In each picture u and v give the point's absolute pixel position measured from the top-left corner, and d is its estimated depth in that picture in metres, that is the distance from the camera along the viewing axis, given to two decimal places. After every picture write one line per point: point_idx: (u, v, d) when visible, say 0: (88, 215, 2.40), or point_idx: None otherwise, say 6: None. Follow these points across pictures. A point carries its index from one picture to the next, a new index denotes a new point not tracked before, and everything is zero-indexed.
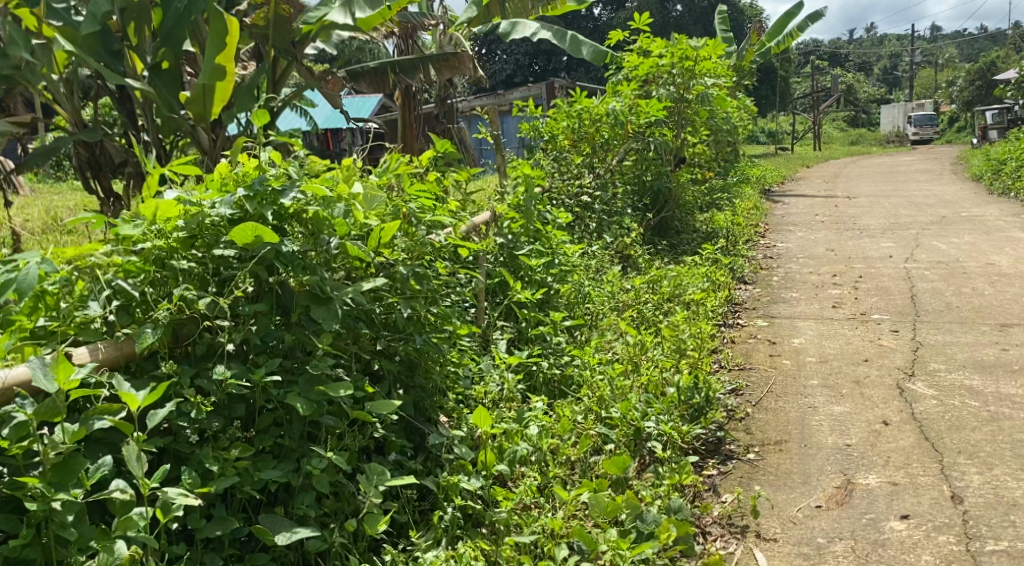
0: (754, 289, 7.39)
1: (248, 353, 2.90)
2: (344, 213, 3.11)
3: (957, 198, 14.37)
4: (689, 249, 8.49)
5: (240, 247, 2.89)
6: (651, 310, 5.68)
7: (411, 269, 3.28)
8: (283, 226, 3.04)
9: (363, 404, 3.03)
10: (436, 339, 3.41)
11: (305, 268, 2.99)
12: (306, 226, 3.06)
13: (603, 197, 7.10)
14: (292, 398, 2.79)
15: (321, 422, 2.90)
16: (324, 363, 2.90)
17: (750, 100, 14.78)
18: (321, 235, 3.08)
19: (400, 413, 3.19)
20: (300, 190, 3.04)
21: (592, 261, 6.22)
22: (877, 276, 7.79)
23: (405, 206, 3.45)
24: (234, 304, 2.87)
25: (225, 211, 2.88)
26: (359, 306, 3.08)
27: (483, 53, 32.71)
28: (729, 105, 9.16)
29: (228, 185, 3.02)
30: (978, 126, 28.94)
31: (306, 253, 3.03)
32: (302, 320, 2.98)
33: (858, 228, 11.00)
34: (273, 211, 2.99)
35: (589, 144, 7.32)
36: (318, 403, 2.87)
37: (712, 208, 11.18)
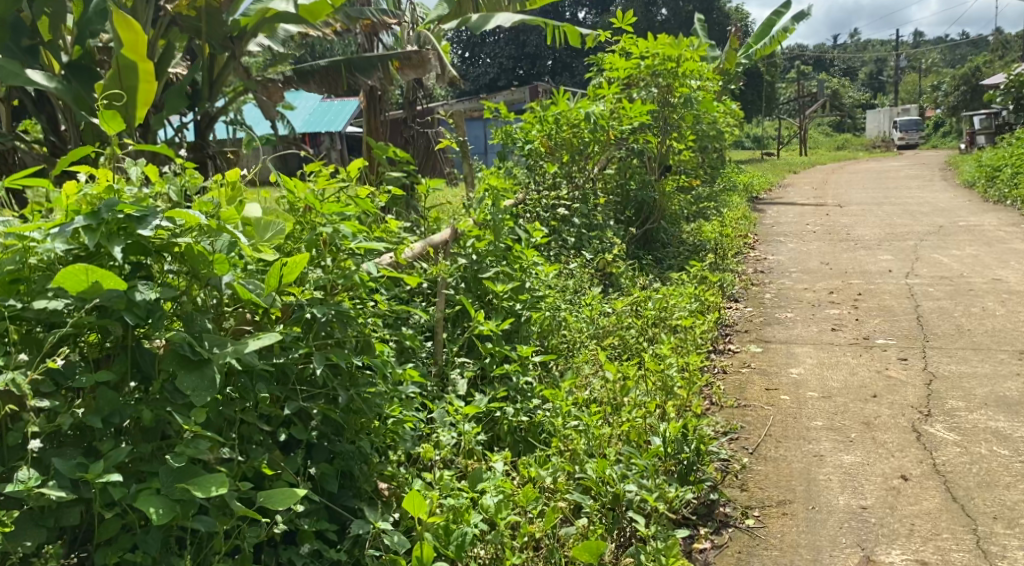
0: (745, 309, 6.82)
1: (89, 437, 2.39)
2: (226, 246, 2.52)
3: (951, 206, 13.86)
4: (677, 264, 7.92)
5: (74, 296, 2.35)
6: (634, 339, 5.09)
7: (327, 311, 2.70)
8: (144, 263, 2.46)
9: (252, 498, 2.47)
10: (370, 395, 2.82)
11: (174, 317, 2.50)
12: (179, 261, 2.47)
13: (581, 209, 6.50)
14: (143, 502, 2.25)
15: (192, 526, 2.35)
16: (192, 450, 2.35)
17: (737, 105, 14.26)
18: (200, 278, 2.49)
19: (309, 503, 2.63)
20: (167, 216, 2.43)
21: (569, 281, 5.63)
22: (877, 295, 7.24)
23: (325, 232, 2.86)
24: (68, 372, 2.36)
25: (59, 247, 2.31)
26: (252, 366, 2.50)
27: (465, 57, 32.16)
28: (717, 110, 8.59)
29: (73, 208, 2.40)
30: (965, 132, 28.59)
31: (176, 300, 2.49)
32: (165, 392, 2.43)
33: (852, 240, 10.45)
34: (130, 246, 2.40)
35: (565, 150, 6.69)
36: (184, 504, 2.32)
37: (700, 218, 10.63)
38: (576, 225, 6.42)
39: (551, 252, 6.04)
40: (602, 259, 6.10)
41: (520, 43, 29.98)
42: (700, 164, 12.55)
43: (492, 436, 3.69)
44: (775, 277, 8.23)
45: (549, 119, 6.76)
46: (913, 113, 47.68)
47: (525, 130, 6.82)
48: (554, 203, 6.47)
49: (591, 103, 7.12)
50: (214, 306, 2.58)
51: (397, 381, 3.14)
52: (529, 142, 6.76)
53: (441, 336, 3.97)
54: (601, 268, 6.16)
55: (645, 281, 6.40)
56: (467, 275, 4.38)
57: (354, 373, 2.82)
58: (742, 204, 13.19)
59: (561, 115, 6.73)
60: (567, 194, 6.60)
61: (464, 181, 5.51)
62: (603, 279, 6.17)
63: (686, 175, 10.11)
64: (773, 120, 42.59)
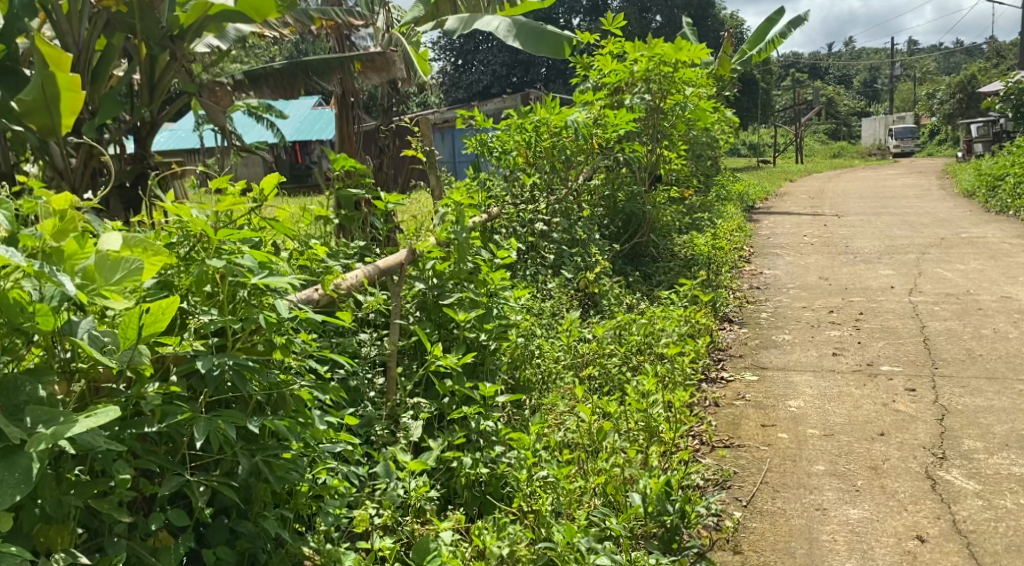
0: (738, 331, 6.37)
1: None
2: (53, 295, 2.20)
3: (952, 217, 13.40)
4: (666, 281, 7.47)
5: None
6: (615, 370, 4.63)
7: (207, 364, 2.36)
8: None
9: None
10: (276, 471, 2.47)
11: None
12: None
13: (561, 223, 6.01)
14: None
15: None
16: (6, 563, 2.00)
17: (730, 113, 13.83)
18: (22, 331, 2.19)
19: None
20: None
21: (545, 305, 5.16)
22: (879, 314, 6.78)
23: (211, 266, 2.50)
24: None
25: None
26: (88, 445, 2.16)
27: (458, 64, 31.77)
28: (709, 117, 8.14)
29: None
30: (963, 139, 28.21)
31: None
32: None
33: (851, 253, 10.00)
34: None
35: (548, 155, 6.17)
36: None
37: (693, 231, 10.19)
38: (555, 241, 5.95)
39: (527, 271, 5.54)
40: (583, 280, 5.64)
41: (513, 50, 29.63)
42: (693, 173, 12.10)
43: (447, 490, 3.23)
44: (770, 294, 7.78)
45: (528, 127, 6.26)
46: (909, 121, 47.36)
47: (501, 138, 6.33)
48: (531, 215, 5.96)
49: (575, 109, 6.63)
50: (55, 366, 2.27)
51: (325, 436, 2.73)
52: (508, 152, 6.28)
53: (395, 371, 3.53)
54: (582, 290, 5.70)
55: (631, 301, 5.94)
56: (427, 302, 3.94)
57: (257, 442, 2.49)
58: (737, 215, 12.75)
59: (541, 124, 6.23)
60: (547, 209, 6.13)
61: (432, 195, 5.06)
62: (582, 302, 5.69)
63: (677, 186, 9.67)
64: (768, 128, 42.26)
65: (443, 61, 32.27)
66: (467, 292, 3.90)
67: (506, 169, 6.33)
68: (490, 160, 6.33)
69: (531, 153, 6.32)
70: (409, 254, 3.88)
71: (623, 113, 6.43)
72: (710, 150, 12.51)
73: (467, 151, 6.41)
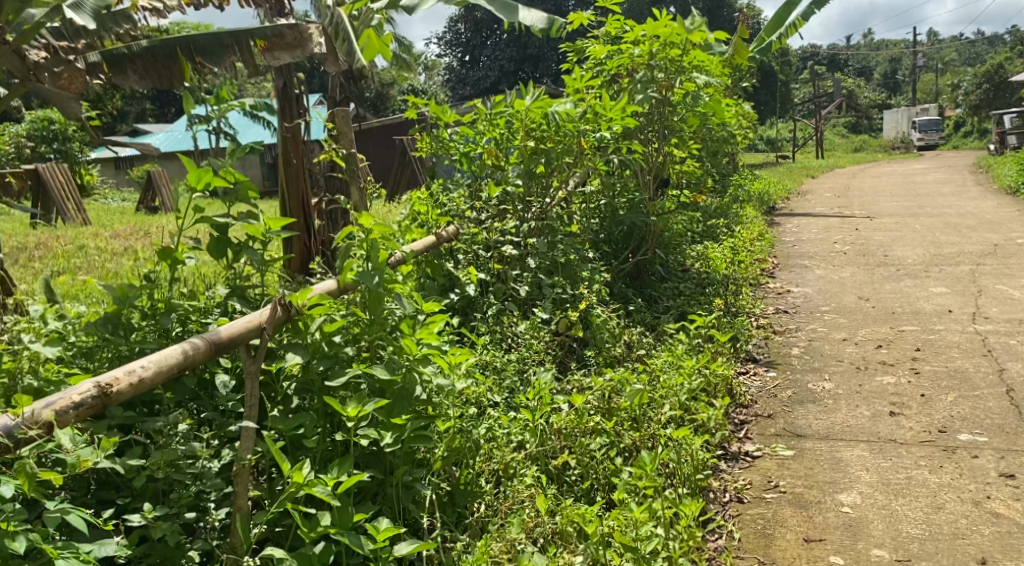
0: (765, 377, 5.11)
1: None
2: None
3: (999, 220, 12.12)
4: (676, 309, 6.20)
5: None
6: (601, 455, 3.38)
7: None
8: None
9: None
10: None
11: None
12: None
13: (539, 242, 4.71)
14: None
15: None
16: None
17: (747, 106, 12.53)
18: None
19: None
20: None
21: (508, 357, 3.88)
22: (941, 351, 5.53)
23: None
24: None
25: None
26: None
27: (464, 60, 30.57)
28: (726, 109, 6.79)
29: None
30: (996, 132, 26.69)
31: None
32: None
33: (894, 267, 8.71)
34: None
35: (529, 152, 4.80)
36: None
37: (709, 242, 8.92)
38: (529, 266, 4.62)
39: (493, 308, 4.23)
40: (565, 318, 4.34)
41: (522, 45, 28.14)
42: (708, 176, 10.83)
43: None
44: (800, 322, 6.52)
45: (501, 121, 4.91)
46: (933, 113, 45.89)
47: (464, 135, 5.01)
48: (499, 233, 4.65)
49: (561, 99, 5.33)
50: None
51: None
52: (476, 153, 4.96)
53: (240, 508, 2.30)
54: (564, 331, 4.41)
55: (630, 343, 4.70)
56: (310, 382, 2.64)
57: None
58: (759, 219, 11.45)
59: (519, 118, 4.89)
60: (525, 225, 4.87)
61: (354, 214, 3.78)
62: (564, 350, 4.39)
63: (689, 192, 8.39)
64: (787, 122, 40.88)
65: (449, 57, 31.07)
66: (377, 369, 2.61)
67: (471, 175, 5.05)
68: (452, 162, 5.08)
69: (504, 152, 5.02)
70: (277, 311, 2.59)
71: (623, 105, 5.12)
72: (726, 147, 11.21)
73: (420, 152, 5.13)
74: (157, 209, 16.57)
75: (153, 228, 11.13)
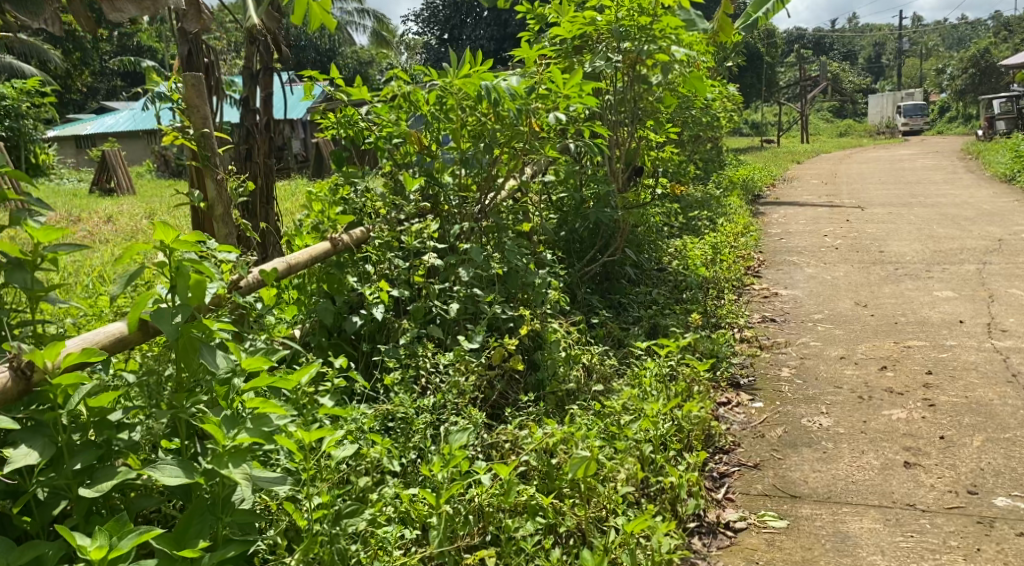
0: (750, 410, 4.27)
1: None
2: None
3: (1000, 211, 11.33)
4: (649, 321, 5.36)
5: None
6: (532, 547, 2.55)
7: None
8: None
9: None
10: None
11: None
12: None
13: (472, 248, 3.78)
14: None
15: None
16: None
17: (732, 86, 11.70)
18: None
19: None
20: None
21: (420, 404, 2.96)
22: (956, 374, 4.71)
23: None
24: None
25: None
26: None
27: (443, 38, 29.55)
28: (708, 86, 5.89)
29: None
30: (985, 117, 26.03)
31: None
32: None
33: (892, 265, 7.92)
34: None
35: (455, 132, 3.89)
36: None
37: (689, 238, 8.07)
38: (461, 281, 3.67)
39: (408, 337, 3.27)
40: (501, 347, 3.42)
41: (501, 22, 27.08)
42: (688, 163, 9.97)
43: None
44: (791, 335, 5.68)
45: (425, 96, 4.00)
46: (920, 98, 45.23)
47: (381, 116, 4.09)
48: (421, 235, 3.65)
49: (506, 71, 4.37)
50: None
51: None
52: (396, 138, 4.06)
53: None
54: (504, 363, 3.50)
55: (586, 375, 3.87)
56: (72, 481, 2.34)
57: None
58: (743, 209, 10.65)
59: (445, 93, 3.97)
60: (456, 228, 3.98)
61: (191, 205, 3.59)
62: (503, 391, 3.48)
63: (666, 182, 7.53)
64: (772, 105, 40.21)
65: (426, 34, 30.07)
66: (152, 472, 2.25)
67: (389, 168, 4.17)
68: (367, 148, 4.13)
69: (431, 136, 4.08)
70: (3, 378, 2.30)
71: (581, 79, 4.22)
72: (707, 132, 10.34)
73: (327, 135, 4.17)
74: (109, 190, 15.56)
75: (86, 216, 10.20)
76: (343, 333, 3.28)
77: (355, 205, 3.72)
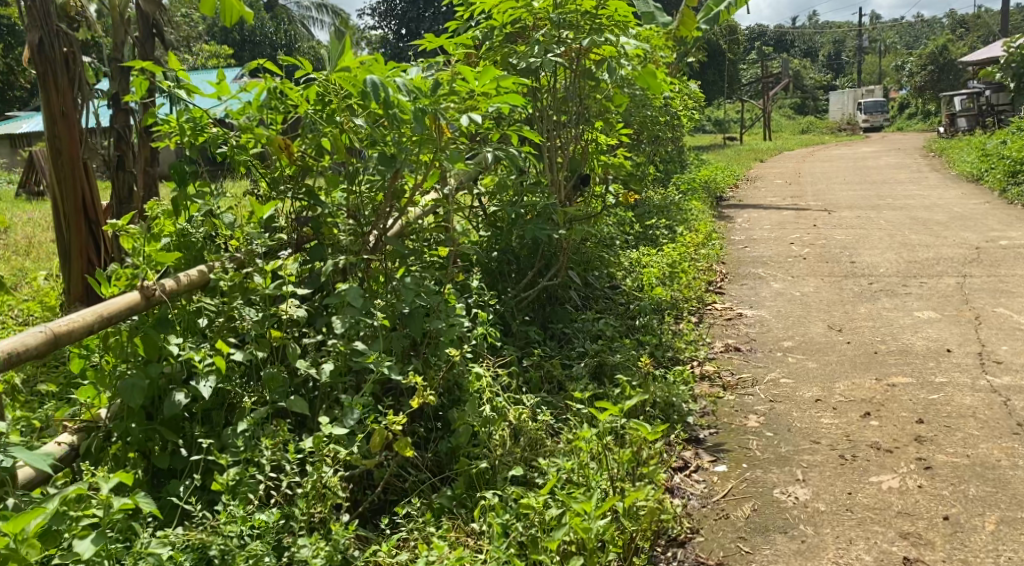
0: (711, 479, 3.53)
1: None
2: None
3: (972, 215, 10.72)
4: (594, 357, 4.60)
5: None
6: None
7: None
8: None
9: None
10: None
11: None
12: None
13: (350, 288, 2.95)
14: None
15: None
16: None
17: (693, 83, 10.99)
18: None
19: None
20: None
21: (254, 518, 2.51)
22: (952, 424, 3.99)
23: None
24: None
25: None
26: None
27: (399, 32, 28.59)
28: (662, 85, 5.14)
29: None
30: (947, 114, 25.71)
31: None
32: None
33: (865, 279, 7.24)
34: None
35: (326, 142, 3.06)
36: None
37: (645, 251, 7.31)
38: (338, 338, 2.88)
39: (249, 420, 2.71)
40: (381, 430, 2.74)
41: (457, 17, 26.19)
42: (646, 166, 9.23)
43: None
44: (757, 369, 4.94)
45: (289, 97, 3.18)
46: (880, 95, 45.04)
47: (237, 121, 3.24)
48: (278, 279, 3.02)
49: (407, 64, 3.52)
50: None
51: None
52: (253, 149, 3.21)
53: None
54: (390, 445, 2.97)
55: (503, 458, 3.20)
56: None
57: None
58: (704, 214, 9.93)
59: (316, 93, 3.17)
60: (333, 263, 3.19)
61: None
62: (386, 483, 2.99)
63: (619, 190, 6.77)
64: (734, 102, 39.78)
65: (381, 29, 29.09)
66: None
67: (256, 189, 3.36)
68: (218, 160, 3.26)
69: (307, 146, 3.26)
70: None
71: (499, 73, 3.45)
72: (666, 132, 9.59)
73: (167, 142, 3.27)
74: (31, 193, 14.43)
75: None
76: (165, 415, 2.71)
77: (199, 241, 3.04)
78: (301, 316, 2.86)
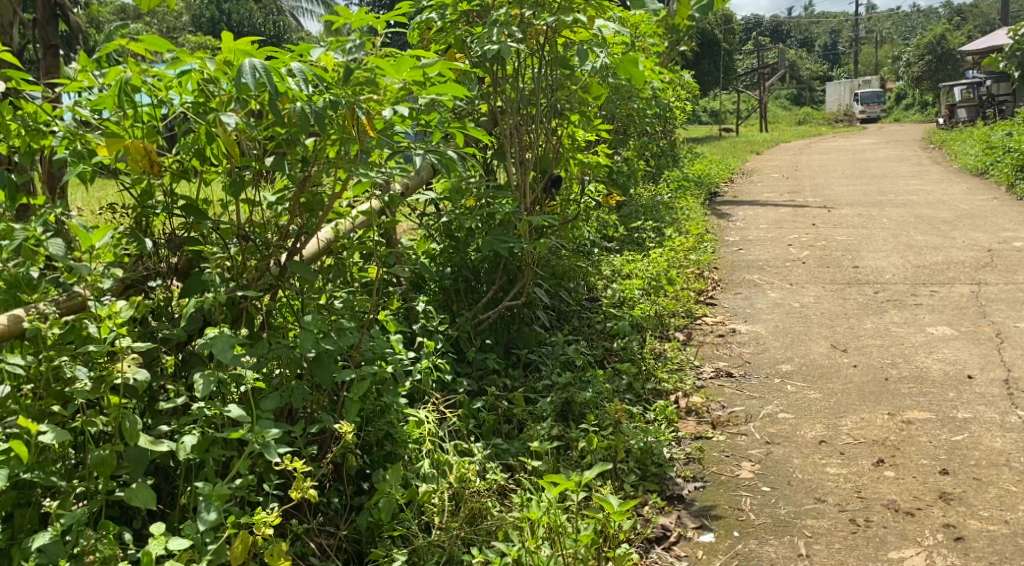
0: (695, 554, 2.94)
1: None
2: None
3: (980, 212, 10.07)
4: (562, 391, 3.97)
5: None
6: None
7: None
8: None
9: None
10: None
11: None
12: None
13: (216, 335, 2.29)
14: None
15: None
16: None
17: (685, 73, 10.33)
18: None
19: None
20: None
21: None
22: (984, 476, 3.35)
23: None
24: None
25: None
26: None
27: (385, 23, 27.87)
28: (644, 73, 4.49)
29: None
30: (946, 105, 25.08)
31: None
32: None
33: (869, 287, 6.60)
34: None
35: (193, 145, 2.40)
36: None
37: (629, 256, 6.67)
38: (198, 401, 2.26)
39: (55, 532, 2.12)
40: (243, 534, 2.15)
41: None
42: (632, 163, 8.59)
43: None
44: (752, 401, 4.31)
45: (157, 91, 2.51)
46: (876, 85, 44.38)
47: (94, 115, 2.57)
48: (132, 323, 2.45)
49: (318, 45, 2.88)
50: None
51: None
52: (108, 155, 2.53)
53: None
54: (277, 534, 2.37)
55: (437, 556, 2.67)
56: None
57: None
58: (695, 213, 9.28)
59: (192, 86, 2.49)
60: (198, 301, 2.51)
61: None
62: None
63: (599, 191, 6.12)
64: (729, 94, 39.16)
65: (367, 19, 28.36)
66: None
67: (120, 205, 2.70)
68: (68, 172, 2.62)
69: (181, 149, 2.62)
70: None
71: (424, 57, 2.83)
72: (655, 125, 8.93)
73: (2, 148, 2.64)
74: None
75: None
76: None
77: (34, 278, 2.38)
78: (145, 379, 2.27)
